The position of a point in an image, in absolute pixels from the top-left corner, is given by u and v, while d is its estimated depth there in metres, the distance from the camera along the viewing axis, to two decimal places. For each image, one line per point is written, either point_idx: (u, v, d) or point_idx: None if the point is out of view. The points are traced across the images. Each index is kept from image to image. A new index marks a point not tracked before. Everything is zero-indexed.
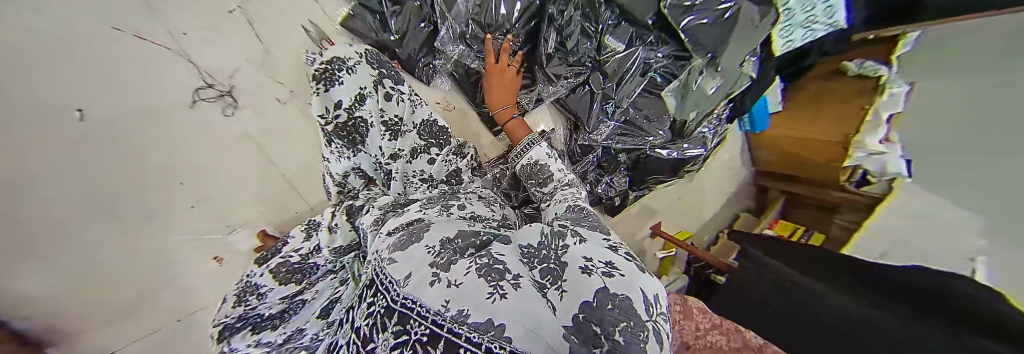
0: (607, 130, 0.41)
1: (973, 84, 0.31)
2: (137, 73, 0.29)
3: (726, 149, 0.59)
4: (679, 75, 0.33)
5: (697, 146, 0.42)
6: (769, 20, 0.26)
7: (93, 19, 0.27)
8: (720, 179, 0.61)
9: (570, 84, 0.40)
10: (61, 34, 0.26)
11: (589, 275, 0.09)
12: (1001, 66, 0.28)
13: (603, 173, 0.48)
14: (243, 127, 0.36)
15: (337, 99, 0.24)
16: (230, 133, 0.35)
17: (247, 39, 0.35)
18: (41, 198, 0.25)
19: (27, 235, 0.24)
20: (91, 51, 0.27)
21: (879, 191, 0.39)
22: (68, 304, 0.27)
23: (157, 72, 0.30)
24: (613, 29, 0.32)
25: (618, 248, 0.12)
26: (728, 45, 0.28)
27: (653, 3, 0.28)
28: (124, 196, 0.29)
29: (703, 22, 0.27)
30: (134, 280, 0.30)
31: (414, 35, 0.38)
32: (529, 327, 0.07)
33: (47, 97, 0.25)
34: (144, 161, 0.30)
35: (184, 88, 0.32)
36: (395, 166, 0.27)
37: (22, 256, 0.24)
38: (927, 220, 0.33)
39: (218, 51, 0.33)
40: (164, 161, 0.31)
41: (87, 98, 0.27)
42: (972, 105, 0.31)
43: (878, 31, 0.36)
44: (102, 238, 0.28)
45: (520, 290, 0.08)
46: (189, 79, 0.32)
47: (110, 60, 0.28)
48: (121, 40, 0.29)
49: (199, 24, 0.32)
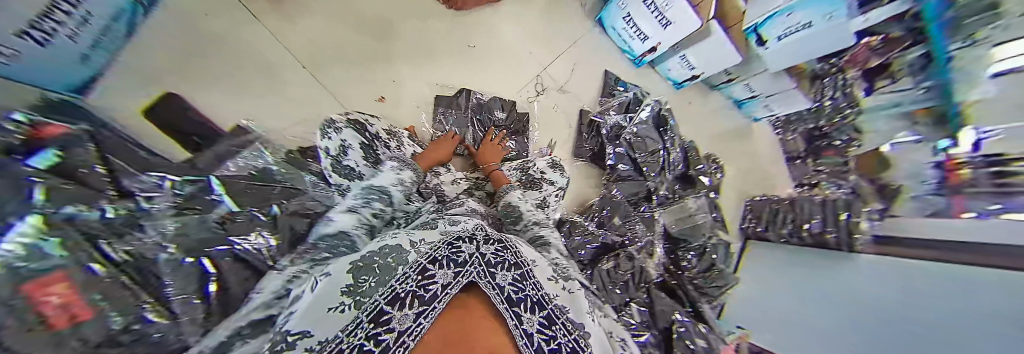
0: (662, 259, 0.88)
1: (899, 283, 0.63)
2: (330, 67, 0.86)
3: (889, 280, 0.65)
4: (652, 209, 0.91)
5: (695, 253, 0.88)
6: (684, 194, 0.96)
7: (344, 46, 0.86)
8: (921, 294, 0.58)
9: (637, 200, 0.94)
10: (342, 60, 0.87)
11: (555, 280, 0.32)
12: (927, 270, 0.60)
13: (670, 272, 0.89)
14: (321, 79, 0.85)
15: (400, 131, 0.69)
16: (325, 86, 0.86)
17: (349, 64, 0.87)
18: (300, 89, 0.85)
19: (292, 88, 0.84)
20: (343, 51, 0.87)
21: (879, 289, 0.66)
22: (290, 122, 0.83)
23: (344, 53, 0.87)
24: (667, 195, 0.94)
25: (557, 279, 0.33)
26: (669, 209, 0.91)
27: (645, 186, 0.93)
28: (299, 103, 0.85)
29: (665, 191, 0.94)
30: (293, 101, 0.84)
31: (638, 145, 0.92)
32: (476, 213, 0.51)
33: (317, 74, 0.85)
34: (327, 88, 0.86)
35: (353, 74, 0.87)
36: (485, 191, 0.73)
37: (292, 99, 0.84)
38: (881, 296, 0.64)
39: (364, 76, 0.88)
40: (331, 92, 0.86)
41: (312, 66, 0.85)
42: (907, 289, 0.61)
43: (895, 255, 0.70)
44: (301, 107, 0.85)
45: (454, 215, 0.46)
46: (360, 80, 0.87)
47: (336, 54, 0.86)
48: (371, 71, 0.88)
49: (365, 63, 0.88)
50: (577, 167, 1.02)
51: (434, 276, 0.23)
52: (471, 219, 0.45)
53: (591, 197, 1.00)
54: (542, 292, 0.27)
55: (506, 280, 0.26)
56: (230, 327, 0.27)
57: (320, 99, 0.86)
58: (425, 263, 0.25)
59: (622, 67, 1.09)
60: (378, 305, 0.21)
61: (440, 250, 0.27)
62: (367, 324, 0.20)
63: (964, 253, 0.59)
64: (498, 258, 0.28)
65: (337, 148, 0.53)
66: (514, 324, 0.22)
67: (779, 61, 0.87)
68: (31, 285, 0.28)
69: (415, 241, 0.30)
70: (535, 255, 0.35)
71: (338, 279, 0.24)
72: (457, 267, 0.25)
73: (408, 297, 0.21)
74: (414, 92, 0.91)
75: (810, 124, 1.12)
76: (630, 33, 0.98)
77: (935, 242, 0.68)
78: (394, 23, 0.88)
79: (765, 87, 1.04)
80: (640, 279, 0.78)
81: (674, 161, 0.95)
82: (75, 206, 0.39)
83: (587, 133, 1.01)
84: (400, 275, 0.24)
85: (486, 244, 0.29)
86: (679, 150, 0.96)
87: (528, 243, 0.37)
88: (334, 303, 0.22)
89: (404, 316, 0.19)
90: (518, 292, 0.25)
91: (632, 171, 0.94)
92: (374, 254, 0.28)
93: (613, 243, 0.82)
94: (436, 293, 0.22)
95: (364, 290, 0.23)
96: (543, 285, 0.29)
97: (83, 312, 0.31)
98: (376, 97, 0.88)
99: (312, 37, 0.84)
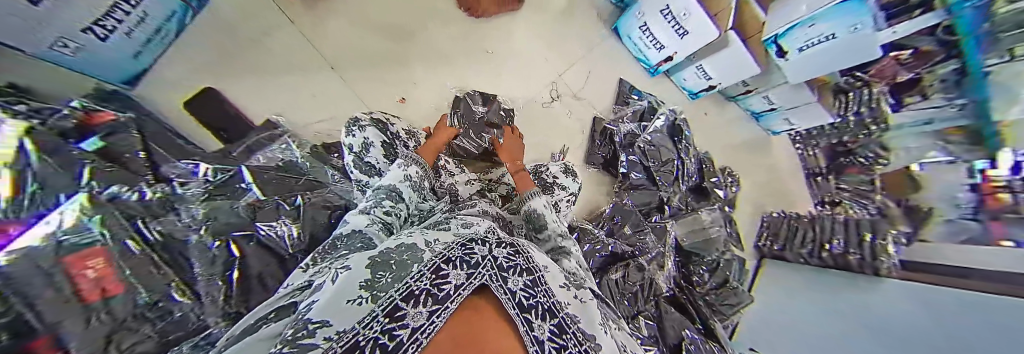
0: (673, 273, 0.86)
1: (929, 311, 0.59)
2: (354, 66, 0.88)
3: (917, 307, 0.61)
4: (664, 220, 0.89)
5: (708, 267, 0.86)
6: (698, 206, 0.94)
7: (370, 45, 0.89)
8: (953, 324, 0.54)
9: (648, 210, 0.92)
10: (365, 58, 0.88)
11: (567, 288, 0.32)
12: (962, 298, 0.56)
13: (682, 286, 0.86)
14: (343, 76, 0.87)
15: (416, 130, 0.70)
16: (347, 84, 0.88)
17: (372, 64, 0.89)
18: (321, 86, 0.86)
19: (315, 83, 0.85)
20: (369, 52, 0.89)
21: (906, 316, 0.62)
22: (310, 115, 0.85)
23: (367, 52, 0.88)
24: (679, 207, 0.92)
25: (569, 287, 0.32)
26: (682, 221, 0.89)
27: (657, 196, 0.92)
28: (317, 95, 0.86)
29: (679, 202, 0.92)
30: (315, 97, 0.86)
31: (651, 155, 0.91)
32: (489, 217, 0.51)
33: (339, 72, 0.87)
34: (348, 85, 0.88)
35: (374, 73, 0.89)
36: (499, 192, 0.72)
37: (314, 93, 0.85)
38: (910, 323, 0.60)
39: (385, 77, 0.90)
40: (351, 89, 0.88)
41: (336, 64, 0.86)
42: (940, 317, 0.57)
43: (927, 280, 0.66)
44: (322, 101, 0.86)
45: (468, 217, 0.46)
46: (379, 80, 0.90)
47: (360, 53, 0.88)
48: (391, 72, 0.90)
49: (388, 64, 0.90)
50: (588, 173, 1.02)
51: (447, 276, 0.24)
52: (484, 221, 0.46)
53: (602, 204, 0.99)
54: (553, 300, 0.27)
55: (517, 285, 0.26)
56: (255, 310, 0.27)
57: (339, 93, 0.87)
58: (439, 262, 0.26)
59: (637, 75, 1.09)
60: (392, 301, 0.21)
61: (454, 251, 0.28)
62: (382, 318, 0.19)
63: (1004, 281, 0.55)
64: (509, 263, 0.28)
65: (361, 146, 0.55)
66: (526, 330, 0.21)
67: (801, 72, 0.84)
68: (69, 257, 0.30)
69: (430, 241, 0.32)
70: (547, 261, 0.35)
71: (356, 273, 0.25)
72: (470, 269, 0.25)
73: (422, 295, 0.22)
74: (431, 93, 0.93)
75: (834, 140, 1.08)
76: (646, 43, 0.97)
77: (993, 270, 0.61)
78: (415, 27, 0.91)
79: (786, 101, 1.01)
80: (650, 291, 0.77)
81: (689, 172, 0.93)
82: (118, 187, 0.47)
83: (600, 140, 1.00)
84: (415, 273, 0.25)
85: (497, 247, 0.30)
86: (694, 161, 0.95)
87: (538, 247, 0.38)
88: (353, 295, 0.22)
89: (419, 313, 0.19)
90: (529, 299, 0.25)
91: (644, 179, 0.93)
92: (391, 251, 0.29)
93: (623, 253, 0.81)
94: (448, 293, 0.22)
95: (380, 286, 0.24)
96: (554, 292, 0.29)
97: (112, 287, 0.33)
98: (396, 97, 0.91)
99: (339, 37, 0.86)
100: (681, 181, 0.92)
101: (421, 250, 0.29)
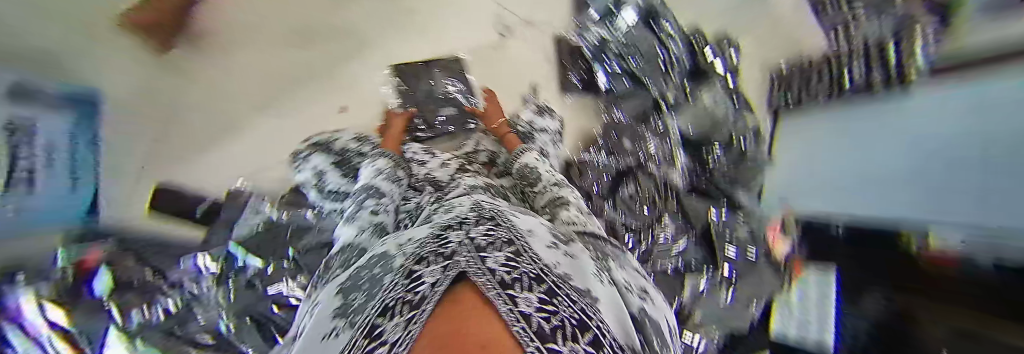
0: (684, 170, 0.76)
1: None
2: (279, 96, 0.78)
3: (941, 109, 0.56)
4: (661, 117, 0.79)
5: (725, 145, 0.73)
6: (706, 83, 0.76)
7: (281, 65, 0.78)
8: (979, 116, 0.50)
9: (642, 114, 0.81)
10: (284, 81, 0.78)
11: (560, 242, 0.29)
12: None
13: (699, 177, 0.75)
14: (271, 110, 0.78)
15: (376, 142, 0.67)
16: (279, 118, 0.79)
17: (294, 84, 0.79)
18: (254, 131, 0.77)
19: (250, 132, 0.77)
20: (284, 73, 0.78)
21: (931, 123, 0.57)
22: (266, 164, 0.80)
23: (283, 75, 0.78)
24: (677, 94, 0.78)
25: (562, 242, 0.30)
26: (683, 110, 0.77)
27: (649, 95, 0.80)
28: (251, 142, 0.77)
29: (678, 90, 0.78)
30: (252, 147, 0.77)
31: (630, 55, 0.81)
32: (473, 190, 0.47)
33: (264, 108, 0.77)
34: (279, 119, 0.78)
35: (301, 94, 0.79)
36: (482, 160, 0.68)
37: (251, 142, 0.77)
38: None
39: (316, 92, 0.80)
40: (284, 121, 0.79)
41: (261, 102, 0.77)
42: None
43: None
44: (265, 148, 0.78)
45: (448, 200, 0.43)
46: (312, 98, 0.80)
47: (278, 80, 0.78)
48: (319, 84, 0.80)
49: (310, 79, 0.79)
50: (568, 103, 0.91)
51: (421, 276, 0.21)
52: (468, 197, 0.42)
53: (593, 127, 0.88)
54: (542, 263, 0.23)
55: (500, 261, 0.22)
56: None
57: (275, 130, 0.78)
58: (413, 264, 0.23)
59: None
60: (369, 321, 0.18)
61: (429, 247, 0.25)
62: (358, 342, 0.16)
63: None
64: (488, 239, 0.25)
65: None
66: (509, 307, 0.17)
67: None
68: None
69: (405, 241, 0.29)
70: (534, 222, 0.31)
71: (331, 303, 0.24)
72: (446, 261, 0.23)
73: (398, 304, 0.19)
74: (371, 87, 0.83)
75: None
76: None
77: (988, 52, 0.33)
78: (322, 19, 0.79)
79: None
80: (664, 192, 0.76)
81: (678, 53, 0.78)
82: None
83: (569, 62, 0.89)
84: (390, 282, 0.22)
85: (475, 226, 0.27)
86: (682, 38, 0.79)
87: (525, 211, 0.34)
88: (328, 329, 0.20)
89: (395, 325, 0.16)
90: (512, 272, 0.21)
91: (631, 85, 0.82)
92: (366, 266, 0.27)
93: (626, 168, 0.80)
94: (424, 294, 0.19)
95: (355, 307, 0.22)
96: (545, 254, 0.25)
97: None
98: (336, 109, 0.81)
99: (247, 69, 0.76)
100: (671, 63, 0.78)
101: (397, 254, 0.27)
